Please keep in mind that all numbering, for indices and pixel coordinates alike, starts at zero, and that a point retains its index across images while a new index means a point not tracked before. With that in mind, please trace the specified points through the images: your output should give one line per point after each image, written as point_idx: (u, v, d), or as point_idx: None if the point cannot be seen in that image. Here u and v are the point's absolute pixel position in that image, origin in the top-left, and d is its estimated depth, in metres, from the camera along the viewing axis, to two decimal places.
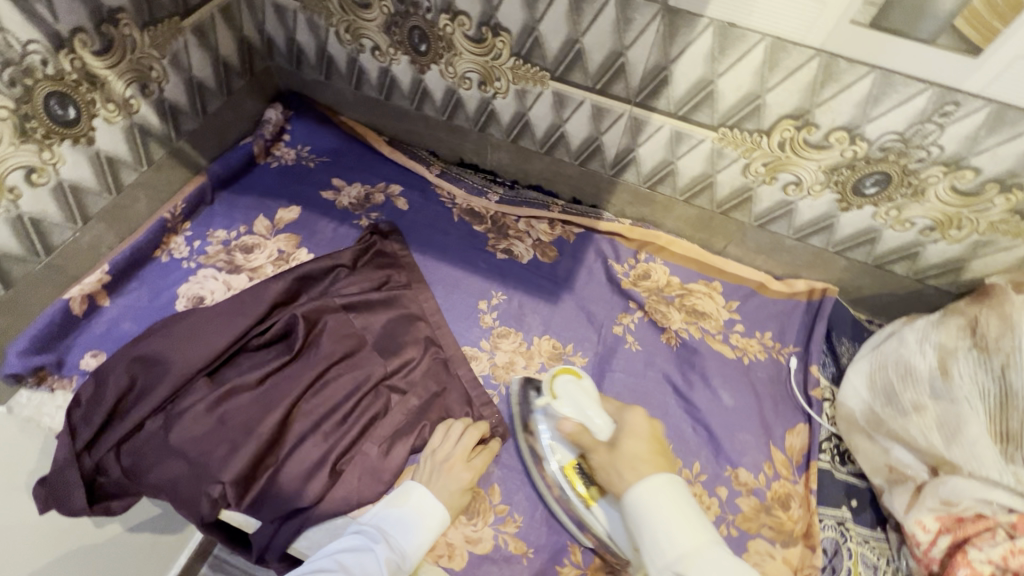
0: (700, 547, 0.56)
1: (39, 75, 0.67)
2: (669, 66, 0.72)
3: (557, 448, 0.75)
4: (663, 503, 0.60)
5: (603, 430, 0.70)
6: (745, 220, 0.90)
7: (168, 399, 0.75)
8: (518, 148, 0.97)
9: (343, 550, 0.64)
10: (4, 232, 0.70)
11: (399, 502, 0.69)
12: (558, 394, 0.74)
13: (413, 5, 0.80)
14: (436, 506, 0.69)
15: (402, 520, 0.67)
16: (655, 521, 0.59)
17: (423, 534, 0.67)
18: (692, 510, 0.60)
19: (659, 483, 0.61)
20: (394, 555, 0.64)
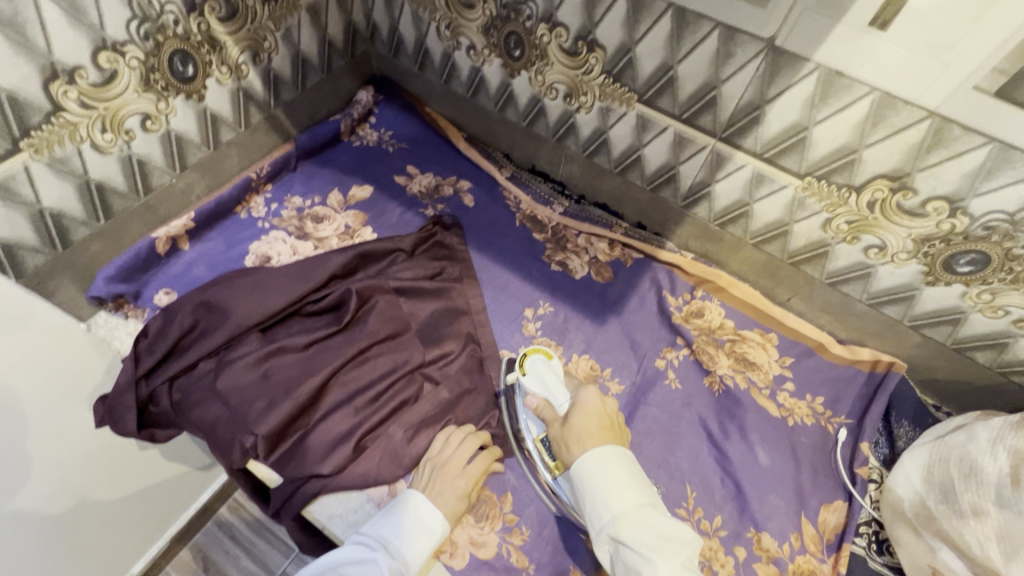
0: (633, 508, 0.57)
1: (170, 32, 0.73)
2: (763, 106, 0.69)
3: (530, 422, 0.76)
4: (601, 471, 0.60)
5: (561, 403, 0.71)
6: (816, 275, 0.85)
7: (223, 345, 0.81)
8: (591, 165, 0.97)
9: (345, 562, 0.63)
10: (115, 168, 0.77)
11: (397, 510, 0.68)
12: (528, 370, 0.75)
13: (515, 11, 0.82)
14: (434, 513, 0.68)
15: (402, 528, 0.66)
16: (593, 487, 0.59)
17: (425, 538, 0.66)
18: (631, 472, 0.61)
19: (599, 453, 0.61)
20: (395, 563, 0.62)
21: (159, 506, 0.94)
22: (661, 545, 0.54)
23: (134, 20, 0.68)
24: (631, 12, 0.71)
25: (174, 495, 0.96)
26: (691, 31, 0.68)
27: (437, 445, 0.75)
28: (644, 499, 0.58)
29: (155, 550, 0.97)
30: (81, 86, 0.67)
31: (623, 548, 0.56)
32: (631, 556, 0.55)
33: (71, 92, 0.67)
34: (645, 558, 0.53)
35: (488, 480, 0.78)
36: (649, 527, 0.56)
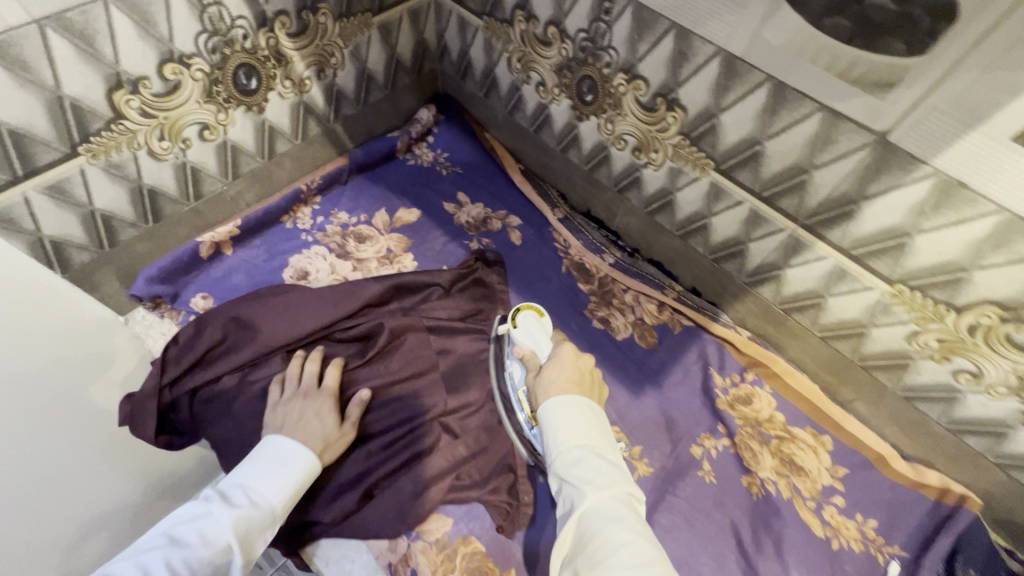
0: (576, 445, 0.62)
1: (238, 46, 0.72)
2: (860, 202, 0.61)
3: (514, 370, 0.79)
4: (555, 415, 0.64)
5: (545, 353, 0.76)
6: (889, 385, 0.76)
7: (248, 363, 0.79)
8: (651, 221, 0.90)
9: (180, 522, 0.57)
10: (168, 174, 0.76)
11: (254, 456, 0.65)
12: (518, 324, 0.80)
13: (593, 55, 0.76)
14: (291, 450, 0.65)
15: (257, 473, 0.63)
16: (547, 430, 0.64)
17: (285, 478, 0.63)
18: (589, 420, 0.64)
19: (560, 400, 0.65)
20: (241, 512, 0.59)
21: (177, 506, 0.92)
22: (592, 478, 0.58)
23: (203, 33, 0.67)
24: (721, 77, 0.63)
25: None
26: (788, 109, 0.60)
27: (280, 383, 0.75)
28: (593, 443, 0.62)
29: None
30: (144, 95, 0.66)
31: (563, 483, 0.60)
32: (567, 489, 0.59)
33: (133, 102, 0.66)
34: (576, 487, 0.58)
35: (493, 549, 0.74)
36: (585, 465, 0.59)
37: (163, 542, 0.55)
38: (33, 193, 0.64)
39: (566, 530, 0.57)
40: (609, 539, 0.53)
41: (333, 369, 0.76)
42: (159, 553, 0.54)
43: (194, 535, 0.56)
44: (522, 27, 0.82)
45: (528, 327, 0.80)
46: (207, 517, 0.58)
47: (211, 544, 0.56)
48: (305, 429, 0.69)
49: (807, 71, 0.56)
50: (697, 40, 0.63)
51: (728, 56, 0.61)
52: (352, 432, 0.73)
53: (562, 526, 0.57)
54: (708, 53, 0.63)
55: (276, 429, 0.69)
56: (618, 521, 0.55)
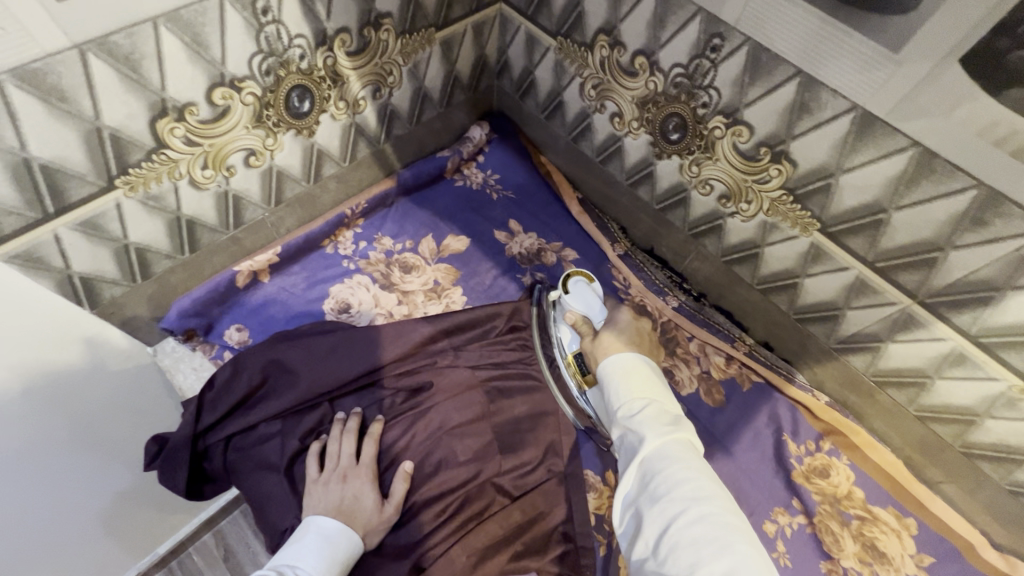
0: (635, 394, 0.58)
1: (293, 67, 0.64)
2: (1005, 290, 0.53)
3: (562, 335, 0.82)
4: (618, 369, 0.61)
5: (598, 314, 0.79)
6: (992, 475, 0.69)
7: (288, 411, 0.73)
8: (728, 270, 0.82)
9: None
10: (209, 204, 0.69)
11: (296, 538, 0.62)
12: (571, 291, 0.83)
13: (688, 93, 0.67)
14: (340, 529, 0.62)
15: (304, 554, 0.59)
16: (610, 386, 0.61)
17: (333, 558, 0.60)
18: (648, 377, 0.61)
19: (619, 360, 0.62)
20: None
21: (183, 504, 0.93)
22: (654, 422, 0.54)
23: (258, 54, 0.60)
24: (851, 137, 0.55)
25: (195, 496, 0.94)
26: (934, 180, 0.52)
27: (316, 449, 0.70)
28: (653, 395, 0.58)
29: (181, 534, 0.98)
30: (189, 123, 0.59)
31: (623, 430, 0.56)
32: (627, 435, 0.55)
33: (177, 130, 0.58)
34: (636, 430, 0.54)
35: None
36: (648, 411, 0.56)
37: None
38: (65, 229, 0.57)
39: (626, 473, 0.53)
40: (673, 476, 0.49)
41: (371, 442, 0.70)
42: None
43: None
44: (605, 54, 0.74)
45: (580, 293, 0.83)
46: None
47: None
48: (346, 509, 0.64)
49: (969, 144, 0.48)
50: (827, 92, 0.54)
51: (864, 115, 0.53)
52: (394, 515, 0.67)
53: (623, 469, 0.53)
54: (839, 108, 0.54)
55: (317, 510, 0.65)
56: (682, 461, 0.50)
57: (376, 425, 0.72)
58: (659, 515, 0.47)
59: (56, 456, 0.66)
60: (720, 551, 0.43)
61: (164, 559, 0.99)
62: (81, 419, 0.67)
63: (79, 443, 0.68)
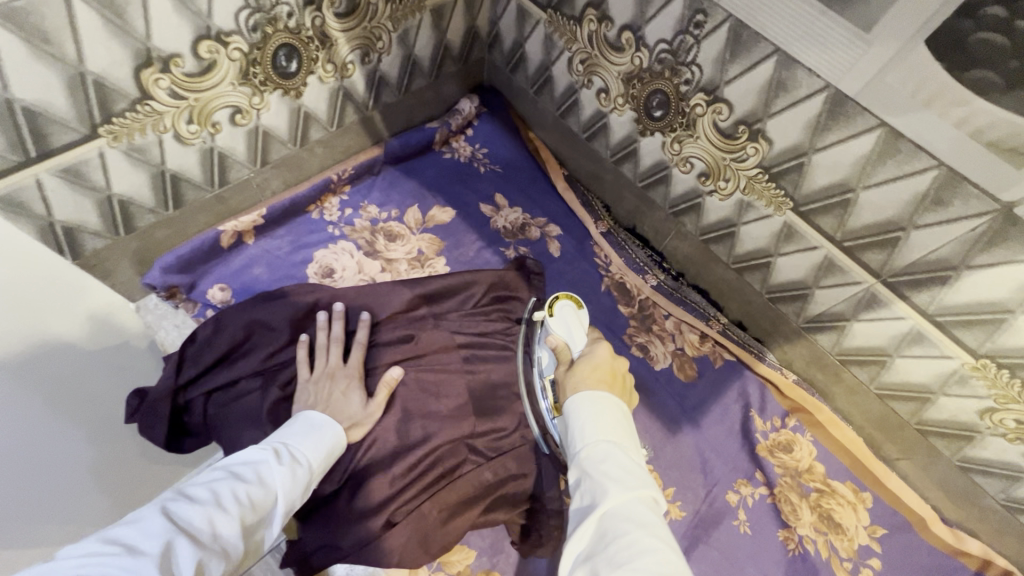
0: (602, 440, 0.53)
1: (281, 25, 0.64)
2: (961, 269, 0.56)
3: (543, 358, 0.75)
4: (589, 410, 0.56)
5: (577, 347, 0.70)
6: (944, 452, 0.72)
7: (269, 367, 0.75)
8: (705, 249, 0.84)
9: (238, 463, 0.56)
10: (193, 160, 0.69)
11: (287, 424, 0.65)
12: (555, 313, 0.75)
13: (671, 69, 0.68)
14: (331, 424, 0.66)
15: (296, 436, 0.62)
16: (576, 425, 0.55)
17: (323, 444, 0.63)
18: (618, 421, 0.56)
19: (590, 395, 0.57)
20: (294, 466, 0.58)
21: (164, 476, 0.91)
22: (619, 478, 0.50)
23: (245, 9, 0.60)
24: (823, 116, 0.57)
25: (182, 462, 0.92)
26: (899, 160, 0.54)
27: (306, 343, 0.75)
28: (622, 444, 0.53)
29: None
30: (174, 74, 0.59)
31: (583, 477, 0.51)
32: (588, 483, 0.50)
33: (162, 81, 0.59)
34: (600, 483, 0.49)
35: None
36: (616, 462, 0.51)
37: (225, 474, 0.53)
38: (47, 175, 0.58)
39: (582, 527, 0.48)
40: (634, 542, 0.45)
41: (358, 347, 0.76)
42: (224, 483, 0.52)
43: (252, 473, 0.55)
44: (592, 28, 0.74)
45: (565, 318, 0.76)
46: (262, 463, 0.56)
47: (266, 487, 0.55)
48: (334, 406, 0.70)
49: (933, 125, 0.50)
50: (803, 71, 0.56)
51: (836, 93, 0.55)
52: (378, 412, 0.72)
53: (578, 523, 0.49)
54: (813, 86, 0.56)
55: (307, 405, 0.70)
56: (646, 526, 0.46)
57: (362, 331, 0.77)
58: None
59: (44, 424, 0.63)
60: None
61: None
62: (59, 377, 0.64)
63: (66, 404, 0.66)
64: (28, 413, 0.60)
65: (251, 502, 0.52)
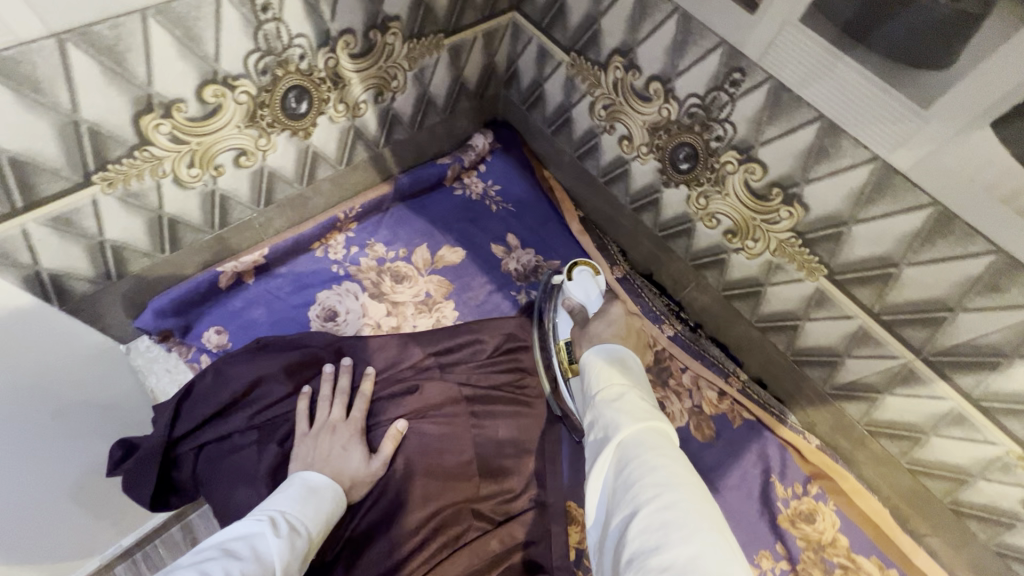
0: (613, 377, 0.56)
1: (292, 67, 0.61)
2: (1012, 357, 0.52)
3: (559, 321, 0.82)
4: (601, 358, 0.58)
5: (592, 305, 0.78)
6: (979, 534, 0.68)
7: (265, 423, 0.70)
8: (727, 304, 0.80)
9: (230, 540, 0.50)
10: (194, 203, 0.65)
11: (286, 486, 0.60)
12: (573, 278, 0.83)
13: (702, 125, 0.65)
14: (330, 483, 0.62)
15: (292, 502, 0.58)
16: (590, 371, 0.57)
17: (321, 508, 0.59)
18: (630, 368, 0.58)
19: (602, 348, 0.60)
20: (292, 535, 0.54)
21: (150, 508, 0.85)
22: (630, 409, 0.51)
23: (255, 53, 0.56)
24: (868, 188, 0.53)
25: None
26: (950, 242, 0.50)
27: (308, 395, 0.71)
28: (634, 384, 0.55)
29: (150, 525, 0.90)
30: (176, 120, 0.55)
31: (597, 413, 0.53)
32: (601, 418, 0.52)
33: (163, 126, 0.55)
34: (612, 415, 0.51)
35: None
36: (628, 396, 0.53)
37: (217, 554, 0.47)
38: (34, 224, 0.53)
39: (597, 457, 0.49)
40: (646, 460, 0.46)
41: (361, 400, 0.72)
42: (217, 562, 0.46)
43: (246, 548, 0.49)
44: (619, 76, 0.71)
45: (582, 282, 0.83)
46: (256, 536, 0.51)
47: (263, 564, 0.49)
48: (333, 465, 0.65)
49: (994, 211, 0.46)
50: (848, 141, 0.52)
51: (885, 168, 0.51)
52: (381, 470, 0.67)
53: (593, 455, 0.50)
54: (859, 157, 0.52)
55: (304, 464, 0.65)
56: (658, 449, 0.47)
57: (367, 382, 0.73)
58: (629, 501, 0.44)
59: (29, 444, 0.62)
60: (690, 540, 0.40)
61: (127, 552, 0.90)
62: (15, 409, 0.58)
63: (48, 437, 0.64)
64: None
65: None
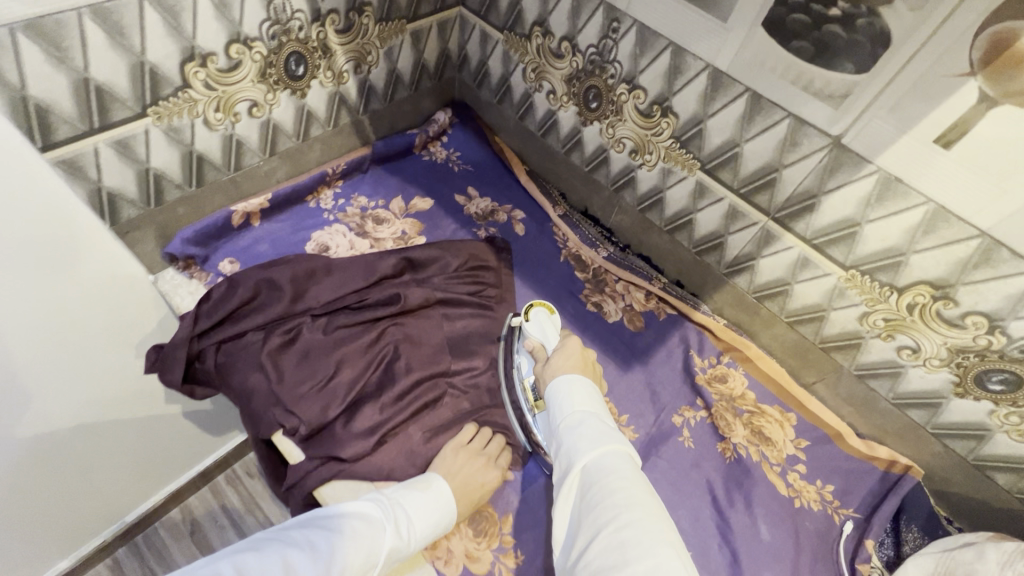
0: (579, 411, 0.69)
1: (293, 36, 0.82)
2: (820, 195, 0.73)
3: (523, 362, 0.88)
4: (566, 391, 0.71)
5: (551, 346, 0.84)
6: (845, 364, 0.87)
7: (271, 321, 0.86)
8: (642, 218, 1.01)
9: (358, 513, 0.65)
10: (216, 143, 0.85)
11: (420, 488, 0.72)
12: (530, 318, 0.88)
13: (600, 68, 0.88)
14: (449, 505, 0.72)
15: (417, 506, 0.69)
16: (558, 404, 0.71)
17: (435, 523, 0.70)
18: (590, 396, 0.71)
19: (566, 378, 0.73)
20: (401, 540, 0.65)
21: (164, 476, 1.15)
22: (590, 438, 0.64)
23: (266, 21, 0.77)
24: (708, 88, 0.76)
25: (170, 465, 1.14)
26: (763, 115, 0.72)
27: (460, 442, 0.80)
28: (593, 412, 0.68)
29: (149, 505, 1.17)
30: (209, 69, 0.76)
31: (563, 443, 0.66)
32: (567, 449, 0.64)
33: (200, 74, 0.75)
34: (577, 447, 0.63)
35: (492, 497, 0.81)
36: (588, 426, 0.66)
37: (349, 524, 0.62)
38: (104, 145, 0.72)
39: (566, 485, 0.62)
40: (607, 486, 0.58)
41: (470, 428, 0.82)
42: (340, 532, 0.60)
43: (369, 530, 0.62)
44: (539, 42, 0.94)
45: (540, 322, 0.88)
46: (382, 526, 0.64)
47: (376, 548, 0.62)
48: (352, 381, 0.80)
49: (778, 84, 0.69)
50: (690, 57, 0.75)
51: (714, 70, 0.74)
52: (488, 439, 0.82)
53: (563, 483, 0.62)
54: (698, 67, 0.75)
55: None
56: (615, 473, 0.60)
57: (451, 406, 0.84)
58: (593, 523, 0.56)
59: (111, 417, 0.91)
60: (640, 550, 0.51)
61: (128, 530, 1.16)
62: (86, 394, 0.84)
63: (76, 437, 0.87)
64: (70, 389, 0.80)
65: (358, 554, 0.59)
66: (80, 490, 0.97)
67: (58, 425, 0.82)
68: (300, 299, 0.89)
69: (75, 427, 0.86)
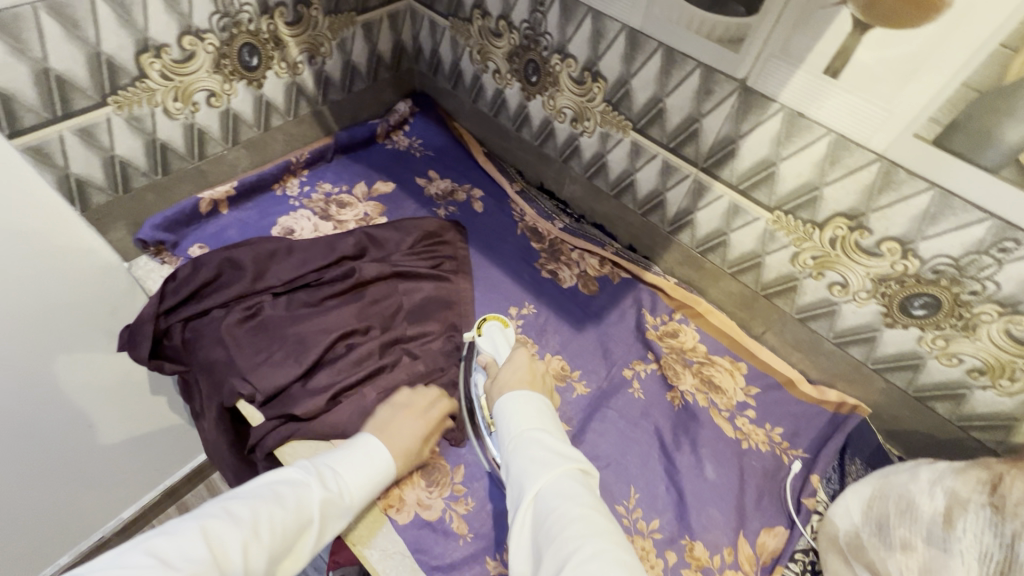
0: (527, 431, 0.65)
1: (243, 28, 0.88)
2: (738, 139, 0.76)
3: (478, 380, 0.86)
4: (515, 410, 0.68)
5: (503, 358, 0.84)
6: (787, 309, 0.89)
7: (234, 298, 0.91)
8: (591, 185, 1.05)
9: (281, 480, 0.63)
10: (178, 132, 0.91)
11: (346, 448, 0.71)
12: (483, 333, 0.89)
13: (534, 41, 0.93)
14: (382, 453, 0.72)
15: (346, 463, 0.69)
16: (506, 425, 0.67)
17: (370, 475, 0.69)
18: (539, 413, 0.68)
19: (513, 395, 0.70)
20: (331, 493, 0.64)
21: (159, 471, 1.22)
22: (543, 461, 0.60)
23: (216, 14, 0.84)
24: (628, 49, 0.81)
25: (162, 461, 1.21)
26: (676, 69, 0.77)
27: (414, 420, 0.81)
28: (543, 432, 0.65)
29: (145, 501, 1.23)
30: (164, 60, 0.82)
31: (513, 466, 0.61)
32: (519, 475, 0.60)
33: (156, 65, 0.82)
34: (531, 472, 0.59)
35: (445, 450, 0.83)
36: (540, 447, 0.62)
37: (269, 494, 0.60)
38: (67, 133, 0.78)
39: (519, 514, 0.57)
40: (566, 513, 0.53)
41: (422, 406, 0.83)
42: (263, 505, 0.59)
43: (293, 495, 0.61)
44: (480, 23, 1.00)
45: (492, 336, 0.89)
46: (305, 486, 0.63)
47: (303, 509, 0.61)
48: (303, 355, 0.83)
49: (684, 35, 0.73)
50: (608, 20, 0.80)
51: (630, 30, 0.79)
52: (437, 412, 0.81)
53: (516, 514, 0.57)
54: (615, 29, 0.80)
55: None
56: (572, 497, 0.56)
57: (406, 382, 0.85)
58: (553, 555, 0.50)
59: (101, 402, 0.99)
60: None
61: (125, 528, 1.21)
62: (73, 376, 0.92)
63: (46, 421, 0.92)
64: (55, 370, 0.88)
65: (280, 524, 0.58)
66: (79, 478, 1.04)
67: (41, 405, 0.89)
68: (262, 277, 0.94)
69: (64, 409, 0.93)
